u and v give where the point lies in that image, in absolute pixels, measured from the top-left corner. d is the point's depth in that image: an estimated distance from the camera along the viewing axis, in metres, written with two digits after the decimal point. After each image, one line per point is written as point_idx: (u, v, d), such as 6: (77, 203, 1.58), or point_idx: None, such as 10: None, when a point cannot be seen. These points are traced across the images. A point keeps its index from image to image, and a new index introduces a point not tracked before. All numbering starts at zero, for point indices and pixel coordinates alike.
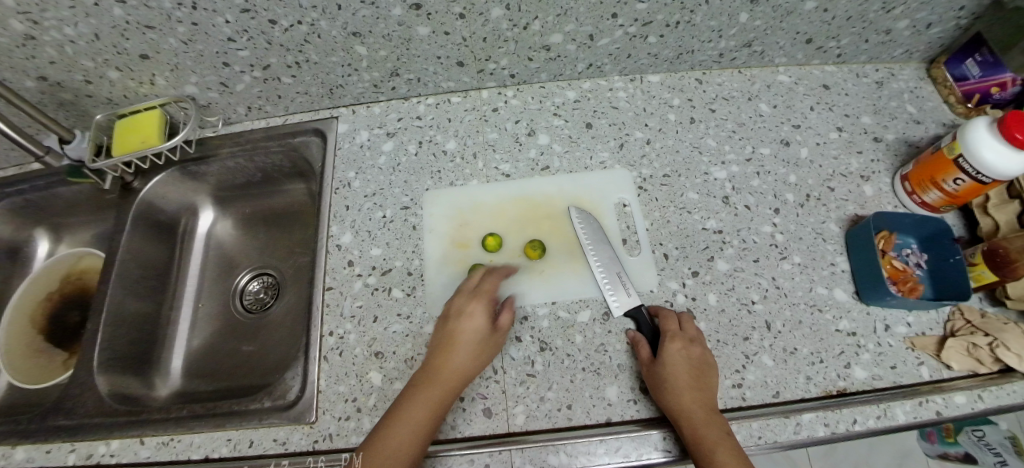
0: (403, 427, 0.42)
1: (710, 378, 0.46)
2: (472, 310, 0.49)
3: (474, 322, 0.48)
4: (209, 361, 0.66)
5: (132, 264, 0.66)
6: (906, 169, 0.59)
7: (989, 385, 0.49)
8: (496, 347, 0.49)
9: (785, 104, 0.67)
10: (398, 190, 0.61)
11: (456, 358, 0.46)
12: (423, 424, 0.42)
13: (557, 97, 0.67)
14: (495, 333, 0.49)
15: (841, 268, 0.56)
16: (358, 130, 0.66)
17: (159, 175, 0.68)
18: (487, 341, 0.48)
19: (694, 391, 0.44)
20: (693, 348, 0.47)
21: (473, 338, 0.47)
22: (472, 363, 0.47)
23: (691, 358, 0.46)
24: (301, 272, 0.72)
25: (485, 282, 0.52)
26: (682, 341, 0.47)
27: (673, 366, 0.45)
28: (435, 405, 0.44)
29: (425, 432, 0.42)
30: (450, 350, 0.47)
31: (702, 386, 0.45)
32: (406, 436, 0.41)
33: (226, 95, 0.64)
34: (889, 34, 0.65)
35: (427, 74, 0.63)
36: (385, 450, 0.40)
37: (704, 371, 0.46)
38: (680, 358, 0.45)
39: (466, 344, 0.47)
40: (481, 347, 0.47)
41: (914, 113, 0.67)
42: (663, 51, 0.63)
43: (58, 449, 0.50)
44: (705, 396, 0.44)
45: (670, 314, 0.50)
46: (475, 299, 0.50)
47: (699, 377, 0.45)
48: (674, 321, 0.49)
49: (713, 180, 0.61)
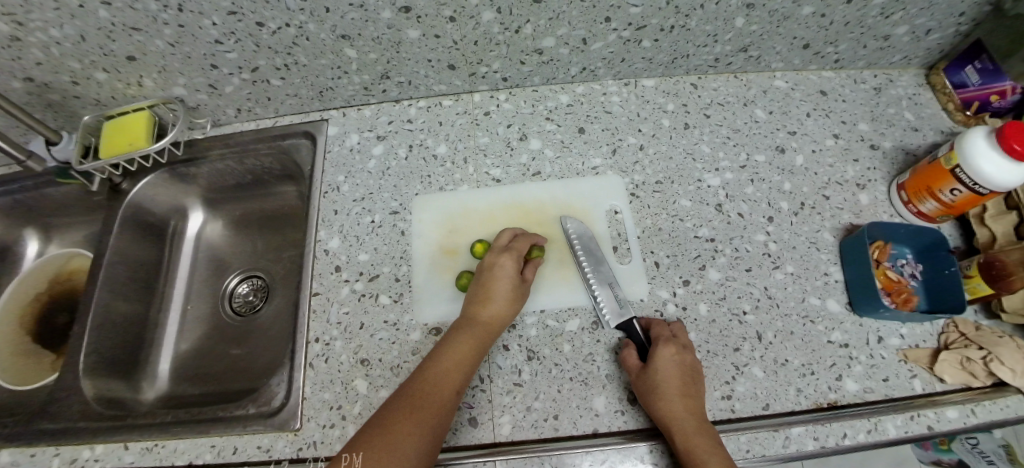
0: (442, 372, 0.44)
1: (699, 385, 0.46)
2: (501, 265, 0.50)
3: (505, 276, 0.49)
4: (197, 364, 0.66)
5: (119, 265, 0.66)
6: (902, 179, 0.59)
7: (982, 399, 0.48)
8: (523, 300, 0.51)
9: (781, 110, 0.67)
10: (388, 194, 0.61)
11: (490, 310, 0.48)
12: (460, 370, 0.44)
13: (550, 101, 0.66)
14: (522, 286, 0.51)
15: (834, 278, 0.55)
16: (349, 132, 0.66)
17: (148, 177, 0.68)
18: (517, 294, 0.50)
19: (684, 398, 0.43)
20: (685, 355, 0.46)
21: (505, 291, 0.49)
22: (505, 314, 0.48)
23: (682, 365, 0.46)
24: (290, 275, 0.71)
25: (518, 242, 0.53)
26: (675, 347, 0.47)
27: (665, 372, 0.44)
28: (473, 352, 0.46)
29: (462, 377, 0.44)
30: (485, 302, 0.48)
31: (691, 393, 0.44)
32: (445, 381, 0.43)
33: (215, 96, 0.63)
34: (886, 41, 0.64)
35: (418, 77, 0.62)
36: (427, 392, 0.42)
37: (694, 378, 0.45)
38: (672, 364, 0.45)
39: (498, 297, 0.49)
40: (512, 299, 0.49)
41: (912, 121, 0.67)
42: (658, 55, 0.62)
43: (42, 453, 0.50)
44: (694, 404, 0.44)
45: (662, 320, 0.50)
46: (510, 255, 0.51)
47: (689, 384, 0.45)
48: (667, 328, 0.49)
49: (707, 187, 0.60)
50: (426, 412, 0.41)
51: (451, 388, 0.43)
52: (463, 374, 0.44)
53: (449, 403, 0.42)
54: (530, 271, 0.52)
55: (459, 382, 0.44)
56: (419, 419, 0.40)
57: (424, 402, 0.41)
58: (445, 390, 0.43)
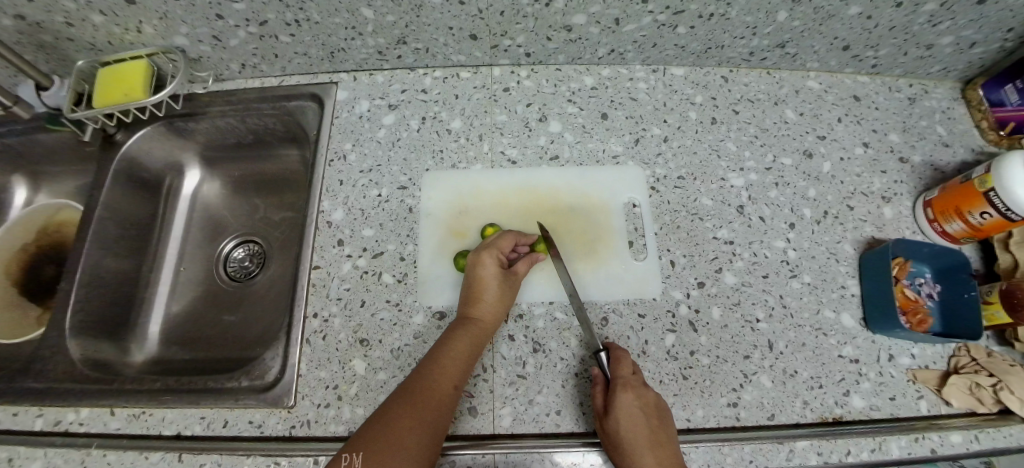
0: (439, 369, 0.42)
1: (668, 425, 0.42)
2: (485, 264, 0.48)
3: (492, 273, 0.48)
4: (188, 328, 0.64)
5: (110, 222, 0.63)
6: (930, 195, 0.57)
7: (986, 427, 0.47)
8: (516, 293, 0.49)
9: (812, 113, 0.64)
10: (397, 168, 0.58)
11: (483, 306, 0.47)
12: (458, 365, 0.43)
13: (574, 82, 0.63)
14: (512, 280, 0.49)
15: (851, 291, 0.53)
16: (359, 99, 0.62)
17: (144, 130, 0.64)
18: (507, 288, 0.48)
19: (656, 450, 0.39)
20: (646, 394, 0.42)
21: (494, 287, 0.47)
22: (500, 308, 0.47)
23: (646, 407, 0.41)
24: (289, 243, 0.69)
25: (501, 239, 0.50)
26: (634, 388, 0.42)
27: (629, 425, 0.40)
28: (470, 349, 0.44)
29: (460, 372, 0.43)
30: (477, 301, 0.47)
31: (663, 437, 0.40)
32: (443, 377, 0.42)
33: (218, 49, 0.59)
34: (929, 50, 0.61)
35: (436, 45, 0.58)
36: (426, 390, 0.41)
37: (662, 419, 0.41)
38: (634, 412, 0.40)
39: (489, 293, 0.47)
40: (503, 294, 0.48)
41: (944, 135, 0.64)
42: (691, 43, 0.59)
43: (26, 412, 0.48)
44: (668, 453, 0.40)
45: (620, 355, 0.45)
46: (490, 252, 0.49)
47: (659, 431, 0.40)
48: (626, 364, 0.44)
49: (729, 187, 0.58)
50: (426, 409, 0.40)
51: (450, 383, 0.42)
52: (461, 370, 0.43)
53: (447, 403, 0.41)
54: (521, 265, 0.50)
55: (457, 377, 0.43)
56: (417, 417, 0.39)
57: (422, 400, 0.40)
58: (444, 387, 0.41)
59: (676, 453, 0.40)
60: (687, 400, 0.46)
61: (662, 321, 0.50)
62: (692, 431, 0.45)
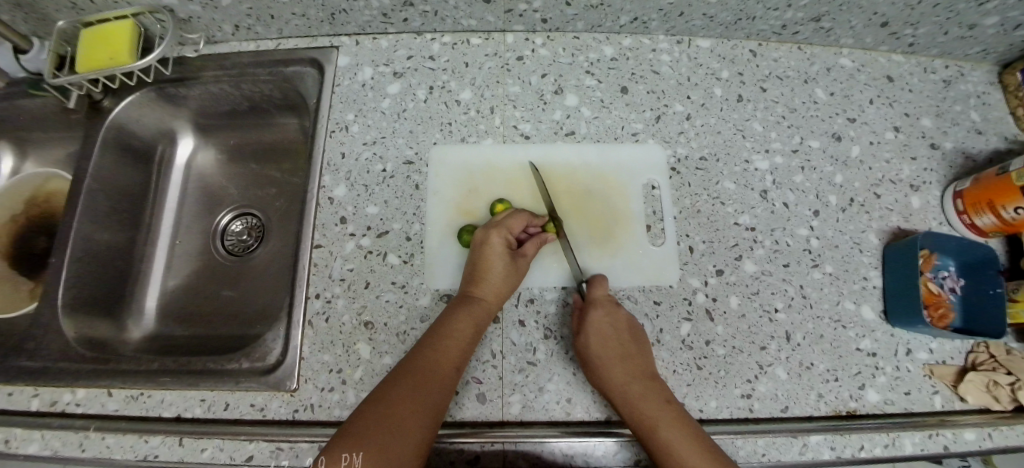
0: (442, 349, 0.41)
1: (640, 341, 0.44)
2: (493, 243, 0.46)
3: (499, 253, 0.45)
4: (185, 304, 0.62)
5: (100, 193, 0.60)
6: (961, 185, 0.54)
7: (1000, 424, 0.47)
8: (523, 275, 0.47)
9: (843, 93, 0.60)
10: (402, 141, 0.55)
11: (487, 286, 0.45)
12: (461, 345, 0.42)
13: (592, 52, 0.58)
14: (519, 262, 0.47)
15: (872, 283, 0.52)
16: (361, 65, 0.58)
17: (132, 96, 0.60)
18: (513, 269, 0.46)
19: (626, 363, 0.42)
20: (619, 313, 0.45)
21: (499, 266, 0.45)
22: (503, 288, 0.45)
23: (618, 323, 0.44)
24: (288, 217, 0.66)
25: (510, 219, 0.48)
26: (607, 306, 0.45)
27: (599, 338, 0.43)
28: (472, 329, 0.43)
29: (463, 353, 0.42)
30: (481, 280, 0.45)
31: (634, 351, 0.43)
32: (446, 357, 0.41)
33: (209, 8, 0.55)
34: (972, 30, 0.56)
35: (446, 7, 0.54)
36: (427, 371, 0.39)
37: (634, 336, 0.44)
38: (605, 327, 0.43)
39: (494, 273, 0.45)
40: (508, 274, 0.46)
41: (978, 121, 0.60)
42: (721, 13, 0.55)
43: (20, 392, 0.47)
44: (637, 364, 0.42)
45: (599, 278, 0.47)
46: (497, 230, 0.47)
47: (629, 345, 0.43)
48: (602, 285, 0.46)
49: (753, 170, 0.55)
50: (428, 390, 0.38)
51: (452, 365, 0.41)
52: (463, 349, 0.42)
53: (449, 383, 0.40)
54: (529, 246, 0.48)
55: (458, 358, 0.41)
56: (417, 399, 0.38)
57: (423, 382, 0.39)
58: (445, 368, 0.40)
59: (646, 364, 0.43)
60: (700, 391, 0.45)
61: (678, 309, 0.48)
62: (705, 421, 0.44)
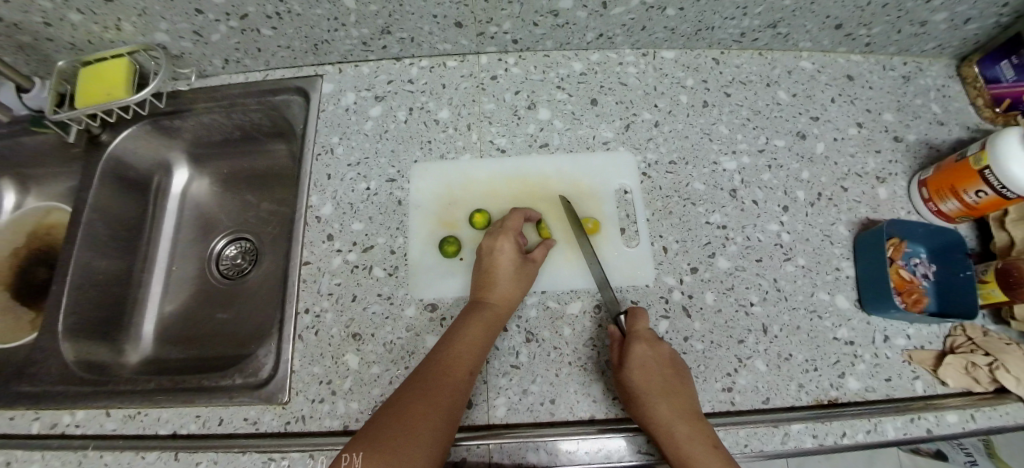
0: (455, 352, 0.42)
1: (682, 376, 0.43)
2: (501, 249, 0.48)
3: (507, 259, 0.48)
4: (182, 327, 0.64)
5: (99, 223, 0.62)
6: (925, 174, 0.56)
7: (983, 406, 0.47)
8: (532, 279, 0.49)
9: (805, 93, 0.63)
10: (385, 160, 0.57)
11: (497, 290, 0.46)
12: (474, 349, 0.43)
13: (563, 68, 0.62)
14: (528, 266, 0.49)
15: (845, 273, 0.53)
16: (345, 91, 0.61)
17: (129, 129, 0.63)
18: (522, 273, 0.48)
19: (670, 400, 0.41)
20: (661, 348, 0.44)
21: (509, 270, 0.47)
22: (514, 292, 0.47)
23: (661, 358, 0.43)
24: (280, 239, 0.68)
25: (511, 221, 0.50)
26: (649, 340, 0.44)
27: (643, 374, 0.42)
28: (485, 333, 0.44)
29: (476, 356, 0.43)
30: (492, 286, 0.47)
31: (677, 389, 0.42)
32: (459, 361, 0.42)
33: (200, 45, 0.58)
34: (923, 27, 0.59)
35: (421, 34, 0.57)
36: (438, 376, 0.41)
37: (676, 370, 0.43)
38: (649, 363, 0.42)
39: (504, 278, 0.47)
40: (518, 279, 0.47)
41: (939, 114, 0.63)
42: (681, 25, 0.58)
43: (22, 416, 0.48)
44: (681, 402, 0.41)
45: (638, 310, 0.46)
46: (504, 236, 0.49)
47: (672, 382, 0.42)
48: (644, 319, 0.45)
49: (722, 170, 0.57)
50: (441, 393, 0.40)
51: (465, 368, 0.42)
52: (476, 353, 0.43)
53: (462, 386, 0.41)
54: (538, 254, 0.50)
55: (472, 362, 0.43)
56: (431, 402, 0.39)
57: (434, 387, 0.40)
58: (457, 374, 0.41)
59: (690, 403, 0.42)
60: None
61: (655, 308, 0.50)
62: None
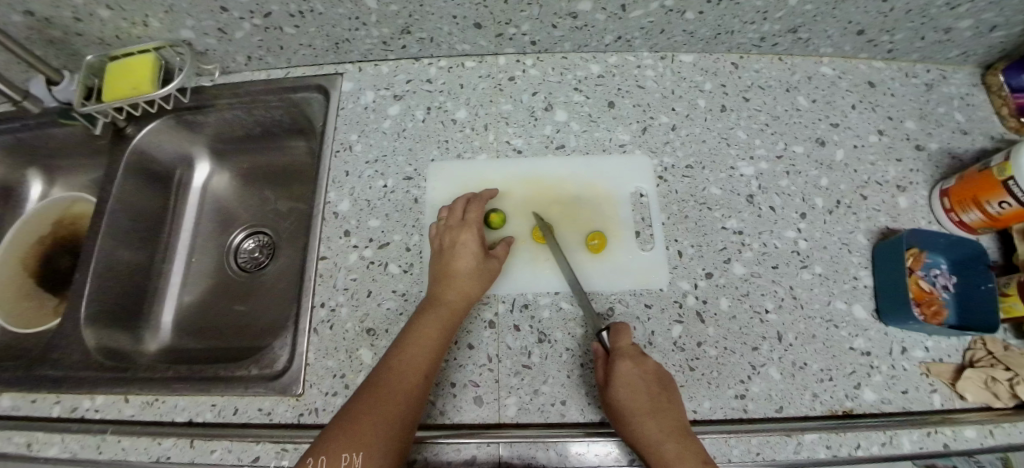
0: (414, 346, 0.42)
1: (671, 391, 0.41)
2: (464, 242, 0.48)
3: (470, 251, 0.48)
4: (199, 319, 0.65)
5: (121, 215, 0.64)
6: (947, 184, 0.55)
7: (1002, 421, 0.46)
8: (495, 273, 0.49)
9: (824, 100, 0.62)
10: (402, 159, 0.58)
11: (459, 283, 0.46)
12: (433, 343, 0.43)
13: (580, 70, 0.62)
14: (490, 260, 0.49)
15: (863, 283, 0.52)
16: (364, 89, 0.62)
17: (153, 123, 0.65)
18: (485, 266, 0.48)
19: (658, 419, 0.39)
20: (646, 362, 0.42)
21: (471, 264, 0.47)
22: (476, 285, 0.47)
23: (647, 374, 0.41)
24: (297, 235, 0.69)
25: (472, 214, 0.51)
26: (633, 355, 0.42)
27: (628, 392, 0.40)
28: (445, 326, 0.44)
29: (436, 350, 0.43)
30: (452, 279, 0.47)
31: (665, 405, 0.40)
32: (418, 354, 0.42)
33: (224, 42, 0.60)
34: (948, 34, 0.58)
35: (441, 34, 0.58)
36: (397, 370, 0.41)
37: (663, 386, 0.41)
38: (633, 380, 0.40)
39: (466, 270, 0.47)
40: (480, 271, 0.48)
41: (963, 123, 0.62)
42: (700, 29, 0.58)
43: (44, 400, 0.50)
44: (671, 420, 0.39)
45: (621, 326, 0.44)
46: (467, 229, 0.49)
47: (660, 399, 0.40)
48: (626, 334, 0.44)
49: (738, 176, 0.57)
50: (400, 388, 0.40)
51: (425, 360, 0.42)
52: (436, 346, 0.43)
53: (422, 379, 0.41)
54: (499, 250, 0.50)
55: (431, 355, 0.43)
56: (388, 396, 0.39)
57: (393, 382, 0.40)
58: (416, 366, 0.41)
59: (680, 420, 0.40)
60: (694, 391, 0.46)
61: (669, 312, 0.49)
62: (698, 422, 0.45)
